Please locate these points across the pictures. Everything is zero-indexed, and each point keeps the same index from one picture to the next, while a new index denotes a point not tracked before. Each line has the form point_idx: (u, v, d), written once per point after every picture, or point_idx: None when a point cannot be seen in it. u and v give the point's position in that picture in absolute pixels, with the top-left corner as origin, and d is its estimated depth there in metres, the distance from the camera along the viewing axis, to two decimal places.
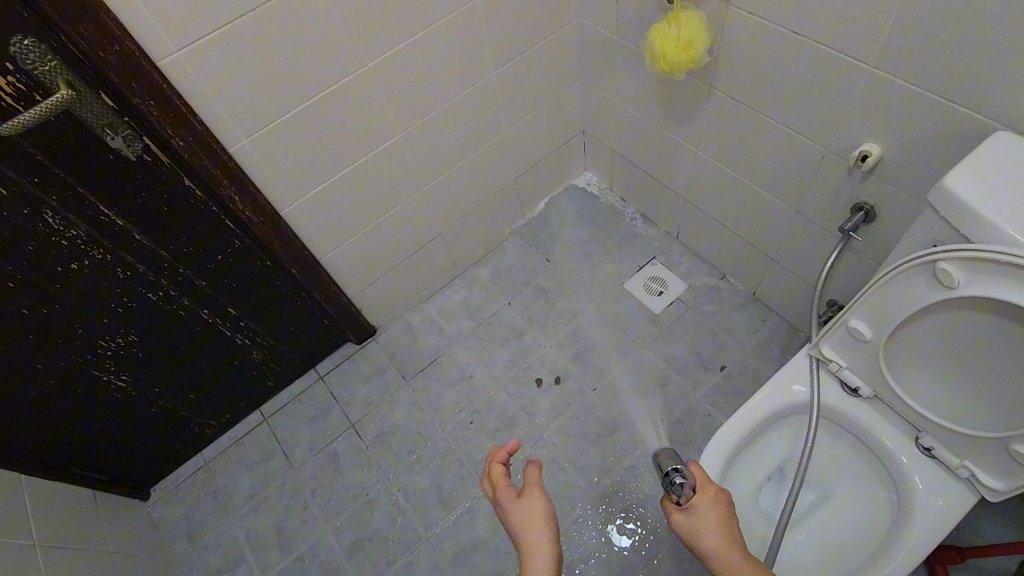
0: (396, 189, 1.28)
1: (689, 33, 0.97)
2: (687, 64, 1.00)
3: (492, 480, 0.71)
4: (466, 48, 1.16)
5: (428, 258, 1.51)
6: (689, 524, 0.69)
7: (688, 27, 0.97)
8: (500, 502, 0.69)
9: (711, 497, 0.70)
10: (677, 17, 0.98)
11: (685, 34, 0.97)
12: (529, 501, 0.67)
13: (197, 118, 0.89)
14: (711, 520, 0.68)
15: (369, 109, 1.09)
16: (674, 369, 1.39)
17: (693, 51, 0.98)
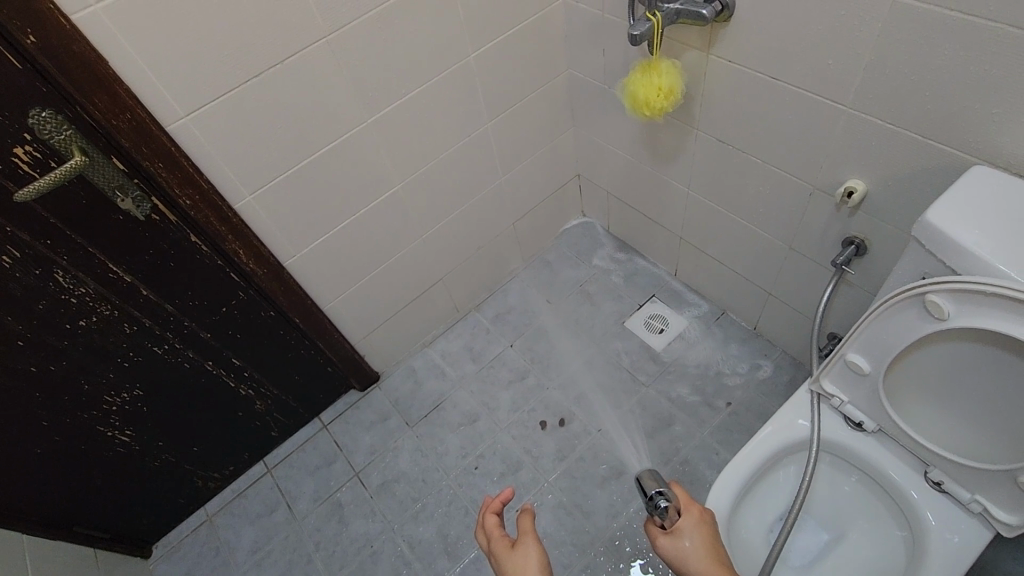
0: (397, 237, 1.31)
1: (663, 83, 1.00)
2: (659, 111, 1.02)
3: (487, 535, 0.71)
4: (461, 102, 1.21)
5: (430, 303, 1.53)
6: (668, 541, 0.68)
7: (671, 76, 1.00)
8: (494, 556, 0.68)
9: (693, 512, 0.70)
10: (659, 69, 1.00)
11: (672, 85, 1.00)
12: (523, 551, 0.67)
13: (203, 177, 0.93)
14: (696, 536, 0.67)
15: (368, 162, 1.14)
16: (679, 407, 1.37)
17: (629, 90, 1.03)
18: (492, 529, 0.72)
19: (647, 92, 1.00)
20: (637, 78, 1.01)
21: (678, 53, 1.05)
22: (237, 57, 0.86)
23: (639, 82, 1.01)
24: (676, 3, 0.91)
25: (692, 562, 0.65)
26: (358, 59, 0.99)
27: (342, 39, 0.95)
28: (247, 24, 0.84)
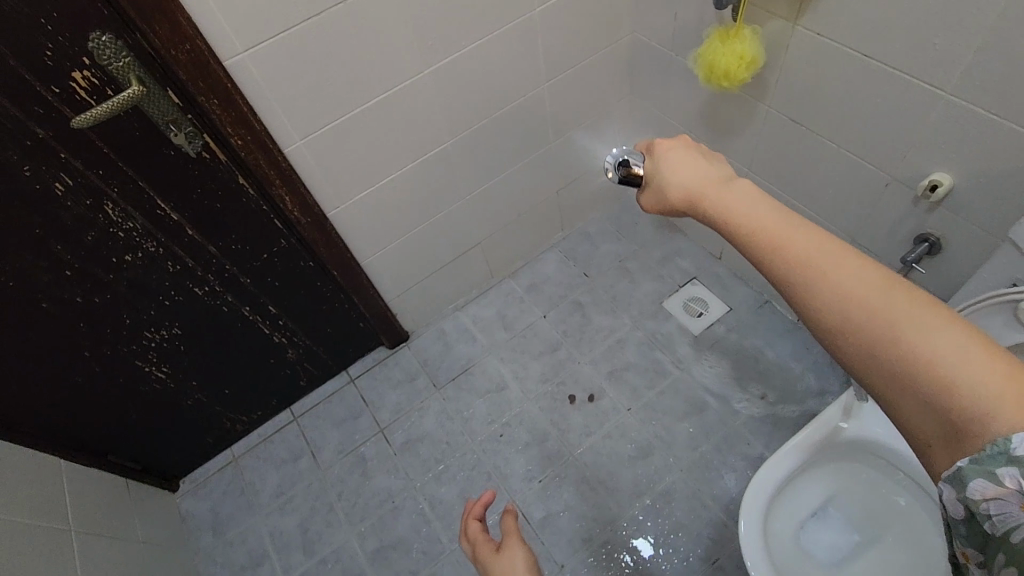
0: (440, 195, 1.28)
1: (744, 48, 0.91)
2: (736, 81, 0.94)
3: (472, 541, 0.80)
4: (519, 59, 1.16)
5: (465, 266, 1.51)
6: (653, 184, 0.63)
7: (753, 43, 0.91)
8: (483, 560, 0.77)
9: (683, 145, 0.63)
10: (741, 34, 0.91)
11: (753, 53, 0.91)
12: (505, 553, 0.75)
13: (256, 118, 0.90)
14: (677, 158, 0.61)
15: (421, 115, 1.10)
16: (712, 393, 1.35)
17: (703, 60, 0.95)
18: (475, 533, 0.80)
19: (723, 60, 0.92)
20: (715, 43, 0.93)
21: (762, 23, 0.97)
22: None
23: (717, 47, 0.93)
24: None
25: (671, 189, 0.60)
26: (422, 4, 0.94)
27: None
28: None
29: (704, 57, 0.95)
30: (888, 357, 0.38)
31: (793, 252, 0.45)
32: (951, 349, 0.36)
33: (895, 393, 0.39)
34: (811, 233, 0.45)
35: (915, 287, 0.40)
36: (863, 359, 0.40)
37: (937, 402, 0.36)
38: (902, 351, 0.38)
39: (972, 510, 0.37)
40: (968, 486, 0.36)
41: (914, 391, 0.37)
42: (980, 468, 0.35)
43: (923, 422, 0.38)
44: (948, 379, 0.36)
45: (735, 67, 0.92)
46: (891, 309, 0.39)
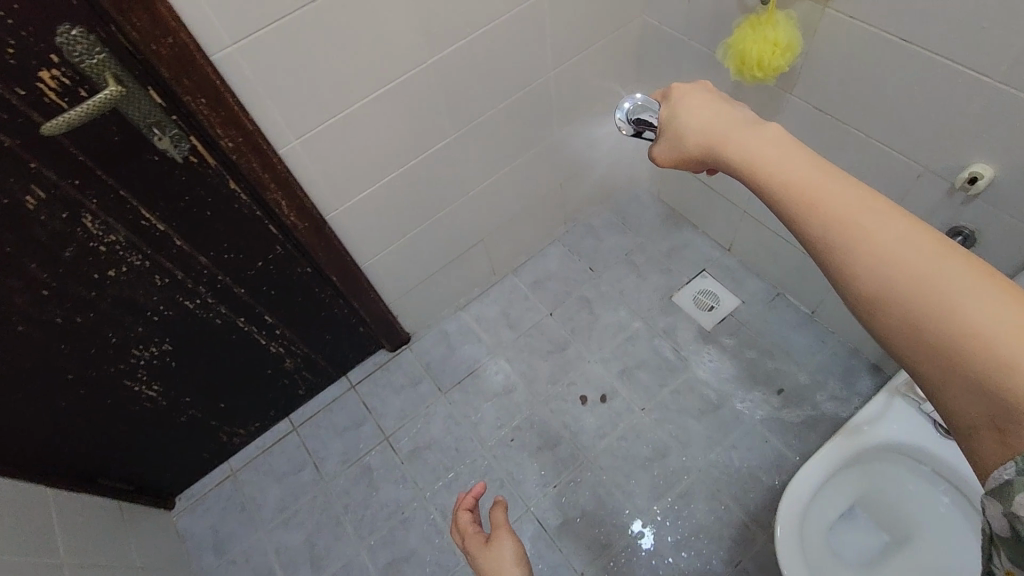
0: (443, 192, 1.21)
1: (777, 35, 0.87)
2: (767, 70, 0.90)
3: (464, 532, 0.81)
4: (527, 46, 1.09)
5: (468, 264, 1.45)
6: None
7: (788, 29, 0.87)
8: (472, 549, 0.79)
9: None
10: (774, 20, 0.87)
11: (789, 39, 0.88)
12: (493, 544, 0.77)
13: (248, 118, 0.82)
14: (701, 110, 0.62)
15: (425, 109, 1.03)
16: (728, 390, 1.31)
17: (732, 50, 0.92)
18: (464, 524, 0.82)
19: (758, 49, 0.88)
20: (748, 31, 0.89)
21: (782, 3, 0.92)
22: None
23: (750, 36, 0.89)
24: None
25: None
26: None
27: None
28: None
29: (736, 46, 0.90)
30: (935, 326, 0.38)
31: (831, 213, 0.43)
32: (1002, 325, 0.35)
33: (936, 368, 0.38)
34: (851, 194, 0.44)
35: (964, 257, 0.38)
36: (903, 328, 0.39)
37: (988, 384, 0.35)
38: (950, 319, 0.37)
39: (1016, 523, 0.37)
40: (1016, 501, 0.36)
41: (959, 365, 0.37)
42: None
43: (969, 407, 0.37)
44: (1000, 361, 0.35)
45: (766, 55, 0.88)
46: (936, 275, 0.38)
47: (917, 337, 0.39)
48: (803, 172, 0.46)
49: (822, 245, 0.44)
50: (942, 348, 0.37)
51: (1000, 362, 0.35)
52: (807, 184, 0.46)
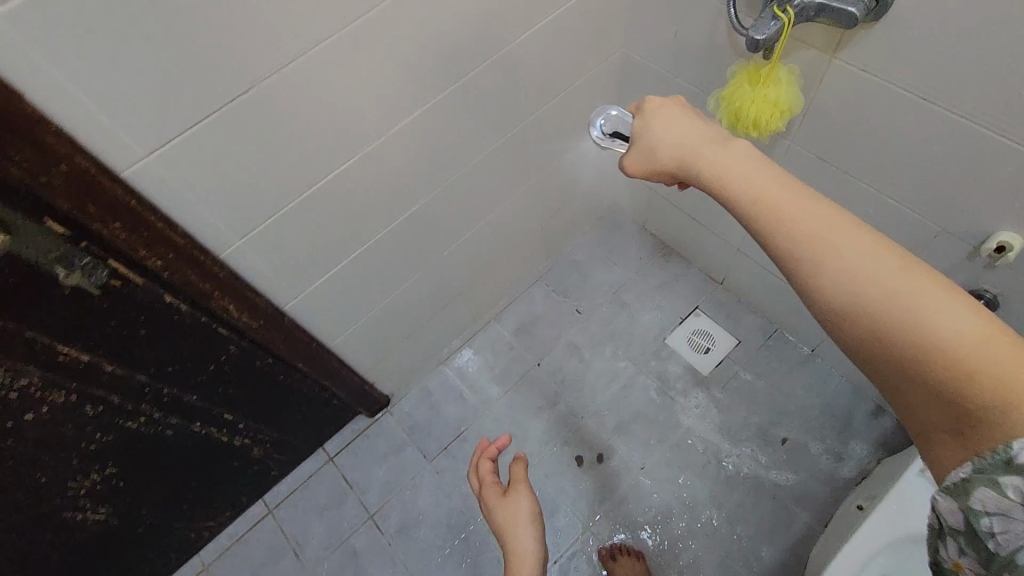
0: (415, 257, 1.09)
1: (779, 94, 0.77)
2: (763, 130, 0.79)
3: (483, 492, 0.92)
4: (500, 98, 0.97)
5: (447, 319, 1.34)
6: (641, 143, 0.65)
7: (788, 88, 0.77)
8: (488, 499, 0.91)
9: (671, 103, 0.64)
10: (775, 77, 0.77)
11: (789, 100, 0.77)
12: (510, 496, 0.90)
13: (178, 232, 0.69)
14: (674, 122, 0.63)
15: (389, 180, 0.90)
16: (730, 441, 1.25)
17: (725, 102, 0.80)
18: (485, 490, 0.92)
19: (755, 110, 0.77)
20: (743, 89, 0.78)
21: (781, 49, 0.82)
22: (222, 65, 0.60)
23: (746, 94, 0.78)
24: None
25: (663, 153, 0.62)
26: (384, 58, 0.74)
27: (362, 35, 0.70)
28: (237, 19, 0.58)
29: (730, 104, 0.79)
30: (910, 339, 0.44)
31: (804, 235, 0.50)
32: (963, 338, 0.42)
33: (906, 375, 0.45)
34: (823, 216, 0.50)
35: (922, 276, 0.45)
36: (874, 340, 0.46)
37: (958, 394, 0.42)
38: (918, 335, 0.44)
39: (974, 520, 0.43)
40: (972, 494, 0.43)
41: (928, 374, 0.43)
42: (991, 474, 0.41)
43: (935, 414, 0.44)
44: (968, 371, 0.41)
45: (765, 115, 0.77)
46: (902, 295, 0.45)
47: (886, 347, 0.46)
48: (779, 193, 0.53)
49: (799, 261, 0.50)
50: (919, 364, 0.44)
51: (967, 374, 0.41)
52: (781, 205, 0.52)
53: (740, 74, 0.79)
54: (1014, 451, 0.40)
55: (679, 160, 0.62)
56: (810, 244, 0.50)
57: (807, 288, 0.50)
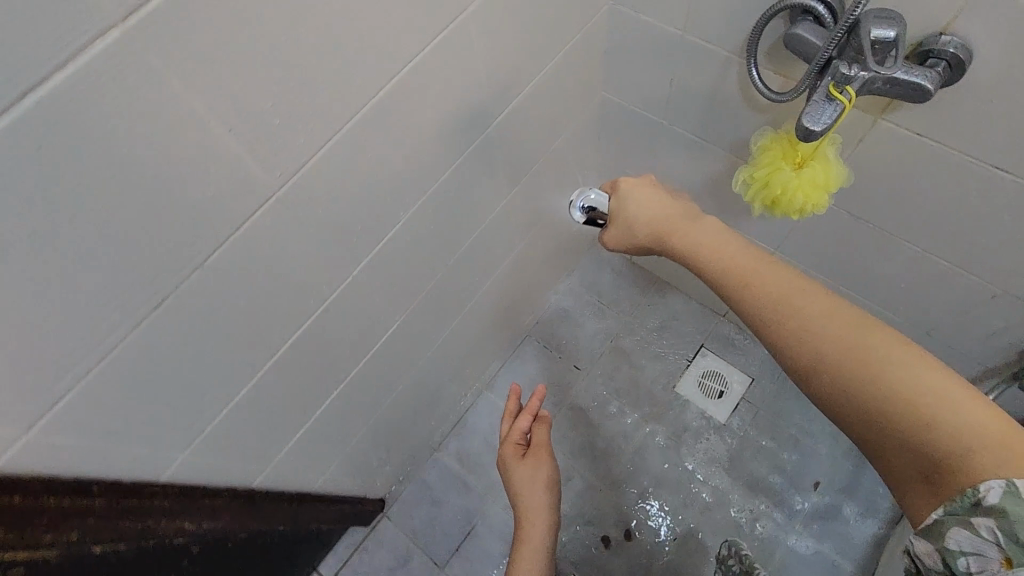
0: (396, 370, 0.93)
1: (823, 172, 0.63)
2: (800, 213, 0.65)
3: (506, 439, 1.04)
4: (475, 184, 0.80)
5: (436, 407, 1.18)
6: (620, 222, 0.78)
7: (834, 163, 0.63)
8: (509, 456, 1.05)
9: (646, 184, 0.78)
10: (817, 153, 0.63)
11: (836, 180, 0.63)
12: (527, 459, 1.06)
13: (80, 484, 0.53)
14: (647, 200, 0.76)
15: (359, 314, 0.73)
16: (760, 493, 1.17)
17: (755, 177, 0.65)
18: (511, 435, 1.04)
19: (799, 197, 0.63)
20: (785, 170, 0.63)
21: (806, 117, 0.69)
22: (87, 298, 0.42)
23: (789, 177, 0.63)
24: (886, 70, 0.52)
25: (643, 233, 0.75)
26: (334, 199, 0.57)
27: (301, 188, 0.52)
28: (98, 240, 0.40)
29: (766, 186, 0.64)
30: (874, 387, 0.54)
31: (780, 301, 0.61)
32: (925, 393, 0.51)
33: (864, 420, 0.55)
34: (791, 284, 0.62)
35: (885, 335, 0.56)
36: (840, 389, 0.56)
37: (928, 442, 0.50)
38: (883, 384, 0.53)
39: (948, 558, 0.50)
40: (947, 536, 0.50)
41: (895, 418, 0.52)
42: (961, 513, 0.49)
43: (902, 454, 0.53)
44: (920, 415, 0.51)
45: (804, 196, 0.63)
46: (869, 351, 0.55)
47: (860, 398, 0.54)
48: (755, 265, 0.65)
49: (772, 321, 0.61)
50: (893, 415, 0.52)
51: (932, 426, 0.50)
52: (753, 274, 0.64)
53: (778, 148, 0.64)
54: (982, 492, 0.48)
55: (655, 235, 0.75)
56: (781, 307, 0.61)
57: (788, 346, 0.60)
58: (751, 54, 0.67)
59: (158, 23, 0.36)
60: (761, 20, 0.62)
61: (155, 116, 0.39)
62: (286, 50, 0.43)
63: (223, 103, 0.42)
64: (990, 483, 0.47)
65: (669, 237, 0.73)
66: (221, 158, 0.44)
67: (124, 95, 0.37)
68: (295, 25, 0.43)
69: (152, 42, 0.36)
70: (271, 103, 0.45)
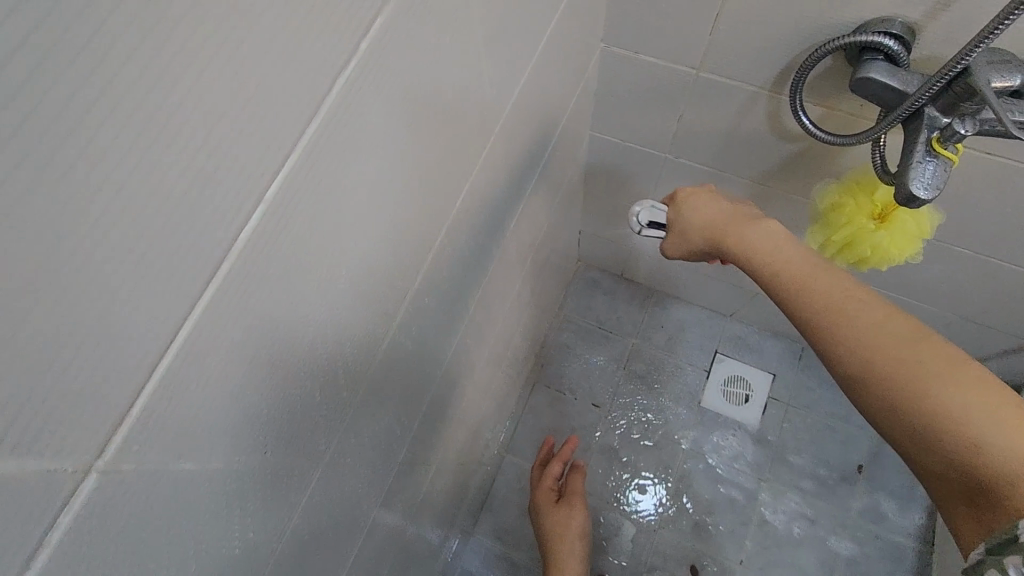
0: (423, 504, 0.78)
1: (911, 227, 0.58)
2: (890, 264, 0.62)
3: (541, 487, 1.07)
4: (489, 287, 0.65)
5: (463, 499, 1.04)
6: (673, 230, 0.59)
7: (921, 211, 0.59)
8: (542, 506, 1.05)
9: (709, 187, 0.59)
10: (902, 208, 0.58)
11: (927, 225, 0.59)
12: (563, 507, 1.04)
13: None
14: (706, 207, 0.57)
15: (390, 495, 0.58)
16: (811, 493, 1.14)
17: (837, 239, 0.61)
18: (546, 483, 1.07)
19: (893, 253, 0.59)
20: (871, 230, 0.59)
21: (858, 149, 0.61)
22: None
23: (877, 237, 0.59)
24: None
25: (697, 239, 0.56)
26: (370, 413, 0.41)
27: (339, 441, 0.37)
28: None
29: (852, 249, 0.60)
30: (926, 412, 0.38)
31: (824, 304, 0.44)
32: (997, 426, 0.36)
33: (914, 448, 0.39)
34: (842, 283, 0.45)
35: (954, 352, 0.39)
36: (887, 411, 0.40)
37: (964, 465, 0.36)
38: (932, 407, 0.38)
39: None
40: None
41: (939, 446, 0.37)
42: (1001, 557, 0.35)
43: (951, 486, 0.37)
44: (970, 443, 0.36)
45: (894, 253, 0.59)
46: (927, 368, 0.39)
47: (906, 423, 0.39)
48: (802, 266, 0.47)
49: (812, 328, 0.45)
50: (928, 429, 0.38)
51: (972, 446, 0.36)
52: (798, 275, 0.47)
53: (852, 205, 0.60)
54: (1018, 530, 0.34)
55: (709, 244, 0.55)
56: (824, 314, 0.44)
57: (811, 344, 0.46)
58: (795, 97, 0.57)
59: (176, 403, 0.23)
60: (811, 59, 0.52)
61: (192, 499, 0.26)
62: (317, 329, 0.31)
63: (265, 419, 0.30)
64: None
65: (724, 247, 0.53)
66: (266, 486, 0.32)
67: (118, 525, 0.23)
68: (330, 273, 0.30)
69: (171, 428, 0.23)
70: (320, 385, 0.33)
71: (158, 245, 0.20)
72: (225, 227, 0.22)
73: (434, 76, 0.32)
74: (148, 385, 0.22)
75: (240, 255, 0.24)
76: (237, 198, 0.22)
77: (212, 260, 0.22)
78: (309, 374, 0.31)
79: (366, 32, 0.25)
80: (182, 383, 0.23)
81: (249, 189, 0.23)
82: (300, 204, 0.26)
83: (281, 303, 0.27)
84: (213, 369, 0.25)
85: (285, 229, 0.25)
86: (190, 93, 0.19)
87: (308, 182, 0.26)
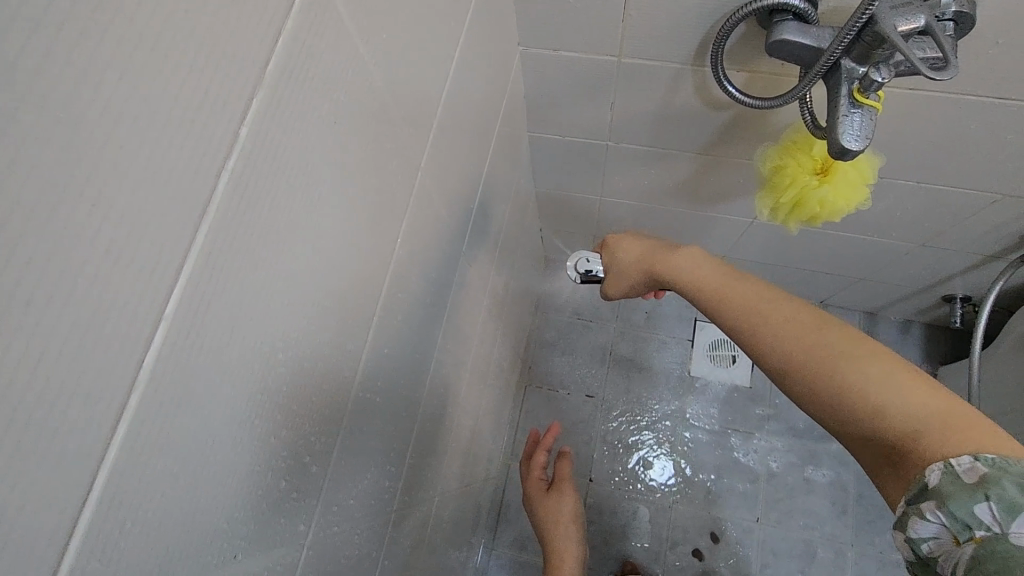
0: (434, 534, 0.76)
1: (852, 178, 0.59)
2: (838, 217, 0.62)
3: (529, 479, 0.97)
4: (457, 311, 0.63)
5: (476, 518, 1.03)
6: (611, 275, 0.58)
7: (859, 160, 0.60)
8: (534, 497, 0.95)
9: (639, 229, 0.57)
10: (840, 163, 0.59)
11: (868, 172, 0.60)
12: (553, 494, 0.93)
13: None
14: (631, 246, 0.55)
15: (394, 542, 0.56)
16: (812, 439, 1.15)
17: (785, 199, 0.62)
18: (534, 472, 0.97)
19: (841, 204, 0.60)
20: (815, 186, 0.59)
21: (787, 107, 0.62)
22: None
23: (822, 192, 0.59)
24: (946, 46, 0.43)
25: (631, 277, 0.54)
26: (344, 478, 0.40)
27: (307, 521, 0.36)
28: None
29: (802, 207, 0.61)
30: (834, 389, 0.36)
31: (735, 308, 0.43)
32: (895, 393, 0.34)
33: (836, 427, 0.37)
34: (753, 286, 0.43)
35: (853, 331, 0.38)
36: (806, 398, 0.38)
37: (873, 430, 0.34)
38: (840, 383, 0.36)
39: (921, 553, 0.32)
40: (910, 529, 0.32)
41: (852, 418, 0.35)
42: (916, 506, 0.32)
43: (872, 454, 0.35)
44: (875, 408, 0.34)
45: (841, 207, 0.60)
46: (829, 349, 0.37)
47: (823, 405, 0.37)
48: (716, 278, 0.45)
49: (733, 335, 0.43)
50: (835, 403, 0.36)
51: (878, 410, 0.34)
52: (714, 287, 0.45)
53: (793, 164, 0.60)
54: (928, 475, 0.31)
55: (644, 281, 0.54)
56: (738, 318, 0.42)
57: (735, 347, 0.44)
58: (717, 67, 0.57)
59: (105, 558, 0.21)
60: (723, 31, 0.52)
61: None
62: (256, 427, 0.29)
63: (218, 533, 0.28)
64: (936, 468, 0.31)
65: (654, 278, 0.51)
66: None
67: None
68: (257, 371, 0.28)
69: None
70: (271, 478, 0.31)
71: (48, 405, 0.18)
72: (127, 364, 0.20)
73: (332, 139, 0.30)
74: (69, 550, 0.20)
75: (149, 383, 0.22)
76: (134, 330, 0.20)
77: (118, 403, 0.20)
78: (257, 469, 0.30)
79: (243, 117, 0.23)
80: (113, 535, 0.21)
81: (144, 317, 0.21)
82: (207, 309, 0.24)
83: (208, 416, 0.25)
84: (145, 506, 0.23)
85: (196, 340, 0.23)
86: (46, 245, 0.17)
87: (210, 287, 0.24)
